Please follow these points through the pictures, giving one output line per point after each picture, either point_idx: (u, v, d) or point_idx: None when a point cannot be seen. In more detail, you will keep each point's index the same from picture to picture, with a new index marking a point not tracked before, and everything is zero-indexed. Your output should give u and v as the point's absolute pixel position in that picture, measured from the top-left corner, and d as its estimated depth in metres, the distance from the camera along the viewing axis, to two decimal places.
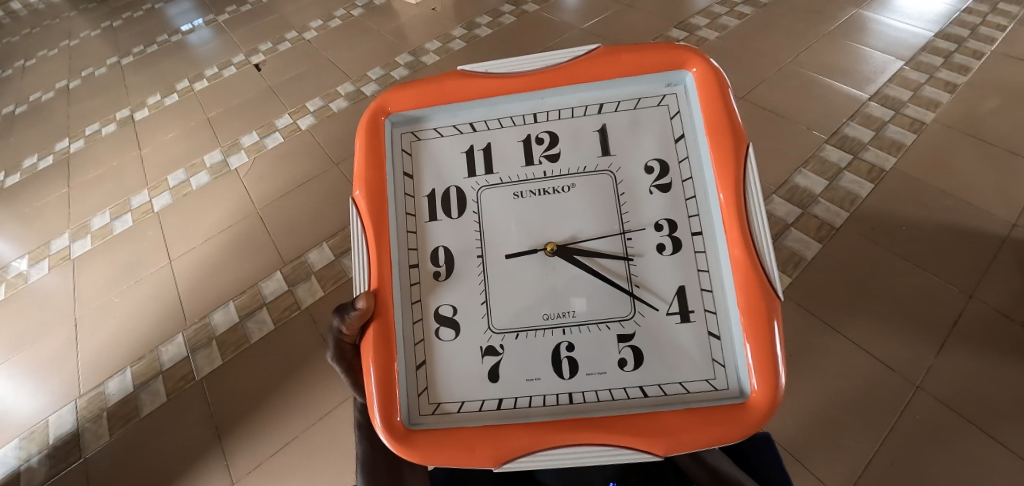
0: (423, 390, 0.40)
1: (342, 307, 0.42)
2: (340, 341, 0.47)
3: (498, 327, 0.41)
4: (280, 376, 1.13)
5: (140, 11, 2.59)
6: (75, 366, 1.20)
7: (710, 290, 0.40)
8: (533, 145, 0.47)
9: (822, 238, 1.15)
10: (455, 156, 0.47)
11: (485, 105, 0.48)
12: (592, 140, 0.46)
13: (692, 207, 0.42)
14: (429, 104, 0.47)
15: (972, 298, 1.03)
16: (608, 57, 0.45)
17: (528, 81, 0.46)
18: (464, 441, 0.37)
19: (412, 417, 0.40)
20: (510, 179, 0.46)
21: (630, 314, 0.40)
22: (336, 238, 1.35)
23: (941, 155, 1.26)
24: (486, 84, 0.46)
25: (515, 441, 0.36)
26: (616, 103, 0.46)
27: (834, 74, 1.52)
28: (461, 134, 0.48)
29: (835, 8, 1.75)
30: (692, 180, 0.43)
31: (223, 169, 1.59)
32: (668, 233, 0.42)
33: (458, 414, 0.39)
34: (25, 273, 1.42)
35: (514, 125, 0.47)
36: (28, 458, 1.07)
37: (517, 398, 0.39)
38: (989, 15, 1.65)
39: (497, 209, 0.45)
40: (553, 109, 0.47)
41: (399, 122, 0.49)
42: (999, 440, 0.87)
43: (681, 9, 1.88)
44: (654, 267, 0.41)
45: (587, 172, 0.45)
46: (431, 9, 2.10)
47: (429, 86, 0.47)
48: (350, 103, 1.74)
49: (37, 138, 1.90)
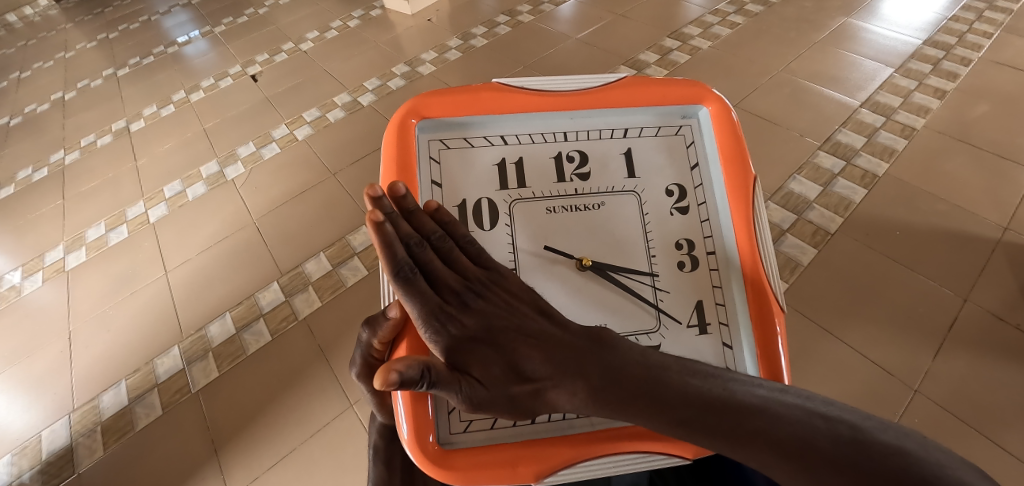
0: (455, 408, 0.41)
1: (372, 319, 0.43)
2: (369, 359, 0.47)
3: None
4: (278, 389, 1.12)
5: (137, 23, 2.60)
6: (69, 380, 1.19)
7: (722, 305, 0.47)
8: (564, 163, 0.52)
9: (817, 244, 1.16)
10: (487, 169, 0.51)
11: (518, 120, 0.53)
12: (619, 162, 0.52)
13: (706, 228, 0.49)
14: (463, 112, 0.52)
15: (967, 301, 1.04)
16: (639, 86, 0.54)
17: (563, 101, 0.53)
18: (505, 459, 0.39)
19: (444, 435, 0.40)
20: (542, 194, 0.50)
21: (656, 327, 0.45)
22: (334, 247, 1.36)
23: (932, 160, 1.28)
24: (521, 98, 0.52)
25: (559, 455, 0.40)
26: (639, 130, 0.54)
27: (825, 81, 1.54)
28: (494, 146, 0.52)
29: (825, 17, 1.78)
30: (705, 205, 0.50)
31: (220, 180, 1.58)
32: (687, 252, 0.48)
33: (491, 430, 0.40)
34: (18, 286, 1.40)
35: (546, 142, 0.53)
36: (19, 475, 1.05)
37: (549, 411, 0.41)
38: (975, 22, 1.68)
39: (530, 221, 0.49)
40: (582, 130, 0.54)
41: (428, 128, 0.52)
42: (996, 442, 0.87)
43: (673, 18, 1.91)
44: (676, 283, 0.47)
45: (615, 192, 0.50)
46: (426, 20, 2.12)
47: (464, 95, 0.52)
48: (347, 113, 1.75)
49: (32, 150, 1.90)
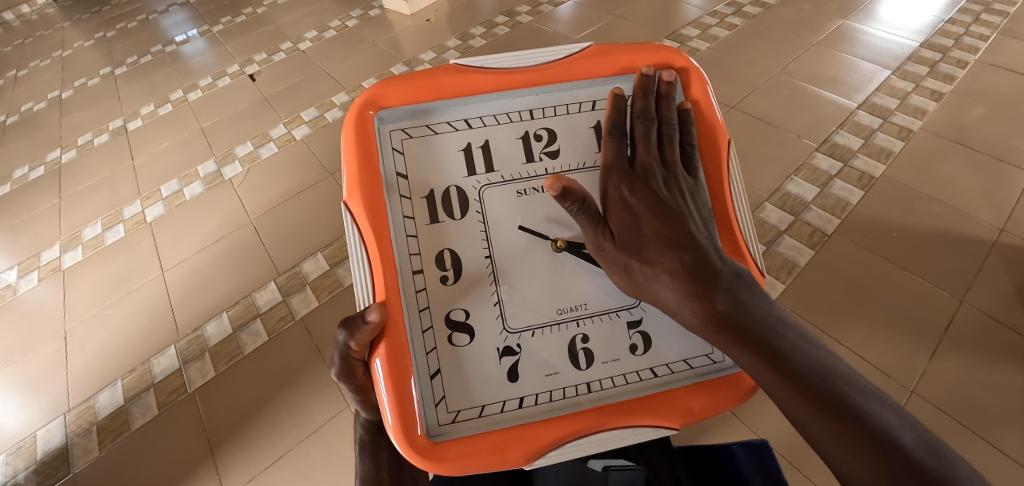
0: (441, 400, 0.42)
1: (349, 321, 0.41)
2: (348, 358, 0.46)
3: (513, 327, 0.45)
4: (274, 388, 1.12)
5: (135, 22, 2.59)
6: (65, 380, 1.18)
7: None
8: (533, 142, 0.52)
9: (814, 245, 1.16)
10: (455, 155, 0.51)
11: (483, 101, 0.53)
12: (589, 136, 0.53)
13: None
14: (424, 99, 0.52)
15: (963, 302, 1.04)
16: (603, 57, 0.53)
17: (527, 78, 0.53)
18: (495, 444, 0.40)
19: (432, 429, 0.41)
20: (511, 177, 0.51)
21: (635, 302, 0.46)
22: (332, 247, 1.35)
23: (929, 162, 1.29)
24: (484, 79, 0.52)
25: (547, 435, 0.40)
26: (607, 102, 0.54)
27: (822, 83, 1.55)
28: (459, 131, 0.52)
29: (823, 19, 1.78)
30: None
31: (217, 179, 1.58)
32: None
33: (480, 419, 0.41)
34: (14, 286, 1.40)
35: (512, 123, 0.53)
36: (14, 475, 1.05)
37: (536, 394, 0.43)
38: (972, 25, 1.69)
39: (500, 204, 0.49)
40: (550, 107, 0.54)
41: (388, 118, 0.52)
42: (992, 443, 0.88)
43: (671, 19, 1.92)
44: None
45: (587, 168, 0.51)
46: (425, 20, 2.12)
47: (422, 81, 0.52)
48: (345, 113, 1.74)
49: (29, 149, 1.89)
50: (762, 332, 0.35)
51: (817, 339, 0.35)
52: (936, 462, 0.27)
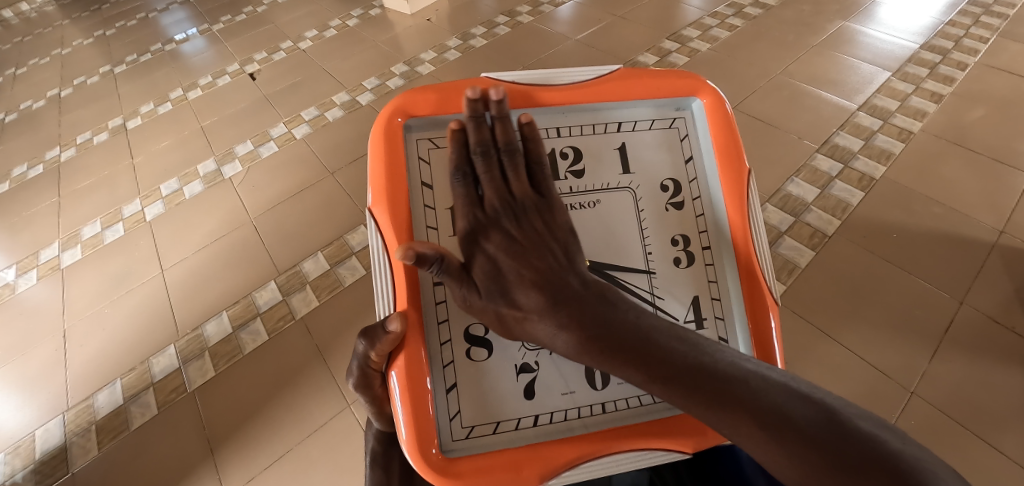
0: (456, 414, 0.42)
1: (370, 330, 0.42)
2: (366, 369, 0.46)
3: (531, 346, 0.45)
4: (274, 388, 1.11)
5: (134, 20, 2.58)
6: (64, 378, 1.18)
7: (718, 299, 0.49)
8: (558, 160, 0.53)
9: (814, 247, 1.17)
10: None
11: None
12: (614, 157, 0.53)
13: (702, 223, 0.52)
14: (453, 110, 0.52)
15: (963, 304, 1.04)
16: (632, 80, 0.55)
17: (557, 96, 0.53)
18: (509, 464, 0.40)
19: (446, 442, 0.41)
20: None
21: None
22: (332, 247, 1.35)
23: (929, 164, 1.29)
24: (513, 94, 0.52)
25: (562, 456, 0.41)
26: (633, 124, 0.55)
27: (823, 84, 1.55)
28: None
29: (823, 20, 1.79)
30: (700, 199, 0.52)
31: (217, 178, 1.58)
32: (683, 247, 0.51)
33: (495, 436, 0.42)
34: (13, 284, 1.39)
35: None
36: (12, 474, 1.04)
37: (552, 413, 0.43)
38: (972, 27, 1.69)
39: None
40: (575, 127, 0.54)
41: (417, 127, 0.52)
42: (993, 444, 0.88)
43: (672, 20, 1.92)
44: (670, 276, 0.49)
45: (609, 189, 0.52)
46: (426, 20, 2.12)
47: (452, 93, 0.52)
48: (345, 112, 1.74)
49: (28, 147, 1.88)
50: (638, 358, 0.38)
51: (693, 337, 0.39)
52: (825, 430, 0.30)
